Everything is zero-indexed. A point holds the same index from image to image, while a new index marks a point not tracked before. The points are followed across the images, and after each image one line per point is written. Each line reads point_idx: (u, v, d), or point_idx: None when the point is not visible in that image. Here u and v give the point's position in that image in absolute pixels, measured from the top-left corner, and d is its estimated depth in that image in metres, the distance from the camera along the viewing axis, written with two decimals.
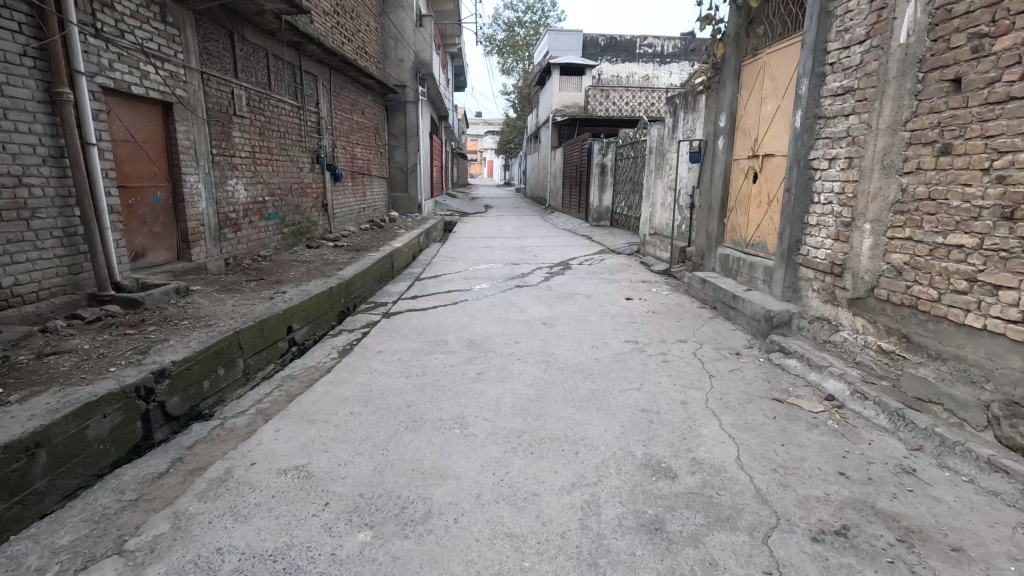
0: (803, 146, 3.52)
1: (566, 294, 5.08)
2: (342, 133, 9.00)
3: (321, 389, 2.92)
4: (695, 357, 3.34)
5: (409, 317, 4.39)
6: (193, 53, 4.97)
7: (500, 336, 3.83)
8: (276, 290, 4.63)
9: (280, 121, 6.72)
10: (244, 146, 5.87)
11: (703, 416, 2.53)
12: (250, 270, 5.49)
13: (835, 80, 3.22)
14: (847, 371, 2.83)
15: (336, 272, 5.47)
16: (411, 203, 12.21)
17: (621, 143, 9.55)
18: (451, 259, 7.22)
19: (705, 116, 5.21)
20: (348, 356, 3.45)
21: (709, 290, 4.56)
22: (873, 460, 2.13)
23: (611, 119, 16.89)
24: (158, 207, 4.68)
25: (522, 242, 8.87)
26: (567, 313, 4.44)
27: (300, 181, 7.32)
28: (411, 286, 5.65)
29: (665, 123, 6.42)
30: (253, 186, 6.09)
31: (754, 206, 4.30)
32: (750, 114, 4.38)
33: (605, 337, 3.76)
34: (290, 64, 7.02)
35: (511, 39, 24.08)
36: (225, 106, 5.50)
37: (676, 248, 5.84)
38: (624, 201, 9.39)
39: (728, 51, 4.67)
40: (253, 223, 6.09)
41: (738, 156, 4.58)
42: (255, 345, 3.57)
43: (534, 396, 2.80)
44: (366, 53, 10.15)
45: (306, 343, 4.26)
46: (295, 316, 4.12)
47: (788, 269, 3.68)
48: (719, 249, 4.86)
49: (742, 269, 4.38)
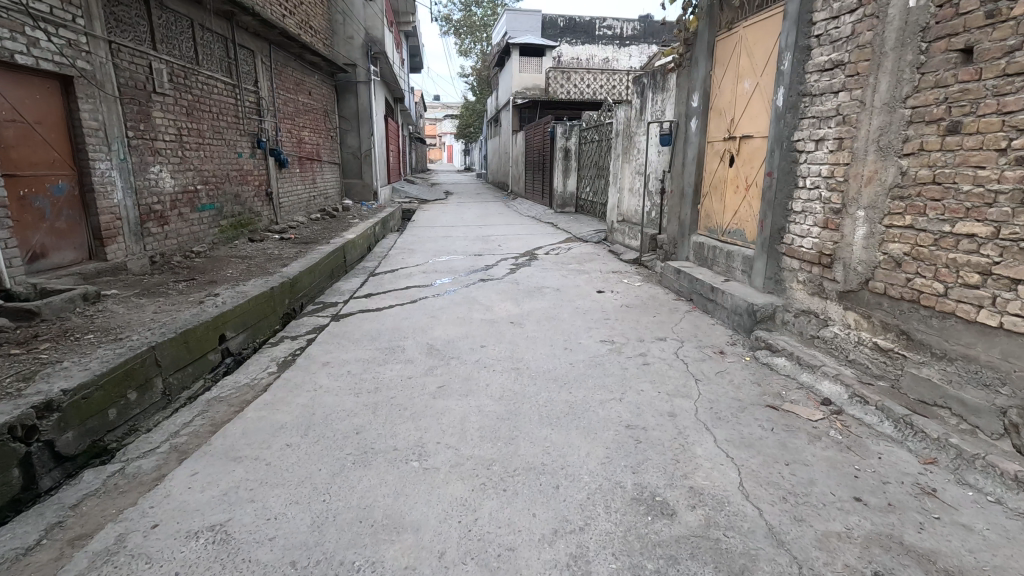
0: (786, 126, 3.27)
1: (535, 288, 4.74)
2: (286, 115, 8.28)
3: (253, 415, 2.47)
4: (677, 358, 3.07)
5: (362, 319, 3.94)
6: (98, 19, 4.28)
7: (464, 339, 3.45)
8: (207, 293, 4.08)
9: (212, 99, 6.02)
10: (168, 129, 5.20)
11: (695, 431, 2.25)
12: (180, 270, 4.89)
13: (822, 54, 2.97)
14: (842, 372, 2.61)
15: (279, 270, 4.93)
16: (367, 191, 11.55)
17: (585, 126, 9.24)
18: (409, 251, 6.74)
19: (676, 96, 4.92)
20: (287, 371, 2.99)
21: (685, 281, 4.32)
22: (888, 479, 1.89)
23: (573, 102, 16.52)
24: (60, 200, 4.02)
25: (485, 231, 8.46)
26: (537, 309, 4.10)
27: (238, 168, 6.65)
28: (365, 282, 5.18)
29: (632, 104, 6.12)
30: (182, 173, 5.42)
31: (730, 191, 4.06)
32: (725, 93, 4.12)
33: (579, 337, 3.45)
34: (222, 36, 6.29)
35: (468, 19, 23.23)
36: (142, 82, 4.82)
37: (647, 236, 5.59)
38: (590, 186, 9.10)
39: (701, 25, 4.37)
40: (183, 216, 5.44)
41: (713, 138, 4.32)
42: (178, 361, 3.06)
43: (504, 414, 2.45)
44: (311, 28, 9.39)
45: (244, 353, 3.75)
46: (230, 323, 3.62)
47: (770, 260, 3.45)
48: (693, 238, 4.62)
49: (719, 259, 4.15)
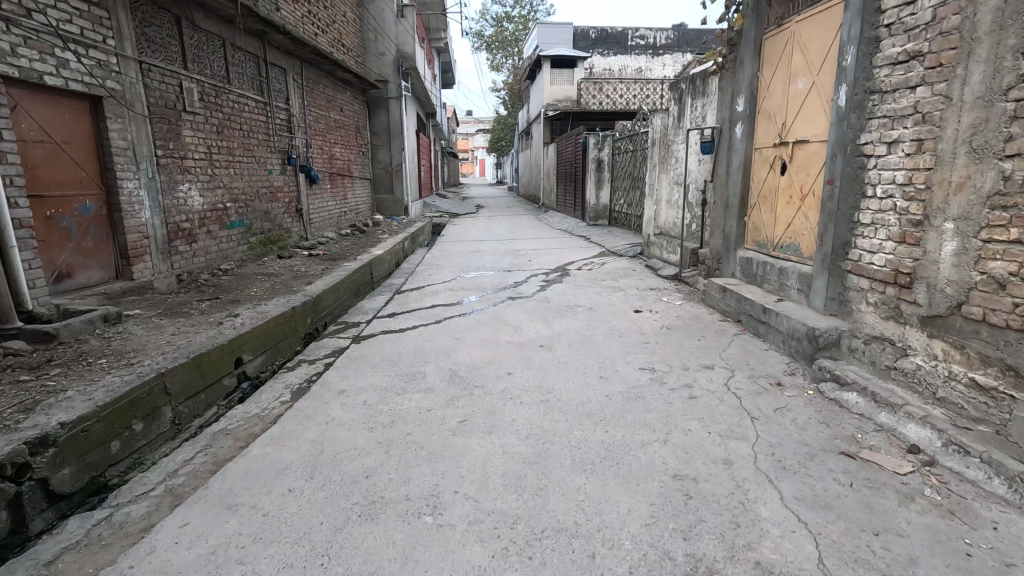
0: (850, 128, 2.91)
1: (566, 307, 4.44)
2: (318, 132, 8.32)
3: (257, 452, 2.27)
4: (728, 391, 2.72)
5: (383, 341, 3.74)
6: (129, 39, 4.30)
7: (490, 365, 3.19)
8: (228, 313, 3.97)
9: (243, 117, 6.05)
10: (198, 148, 5.21)
11: (756, 484, 1.91)
12: (205, 288, 4.83)
13: (894, 45, 2.61)
14: (931, 413, 2.22)
15: (303, 288, 4.82)
16: (398, 206, 11.55)
17: (618, 137, 8.96)
18: (436, 267, 6.57)
19: (718, 100, 4.59)
20: (300, 401, 2.79)
21: (731, 300, 3.95)
22: (1013, 560, 1.50)
23: (605, 112, 16.24)
24: (87, 219, 4.02)
25: (515, 245, 8.23)
26: (569, 331, 3.81)
27: (269, 185, 6.66)
28: (389, 301, 5.01)
29: (669, 111, 5.80)
30: (211, 191, 5.42)
31: (783, 202, 3.69)
32: (775, 95, 3.76)
33: (615, 364, 3.13)
34: (253, 55, 6.34)
35: (500, 34, 23.36)
36: (172, 101, 4.83)
37: (687, 251, 5.23)
38: (624, 198, 8.77)
39: (747, 23, 4.04)
40: (212, 233, 5.42)
41: (761, 144, 3.96)
42: (190, 388, 2.92)
43: (531, 457, 2.16)
44: (343, 46, 9.49)
45: (261, 376, 3.60)
46: (247, 346, 3.48)
47: (832, 278, 3.07)
48: (740, 252, 4.25)
49: (771, 276, 3.77)
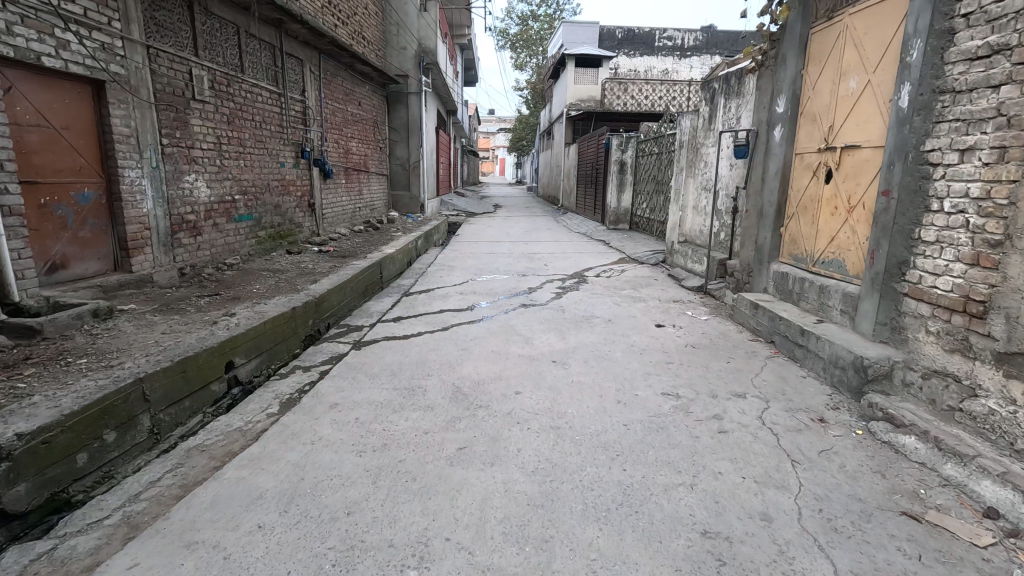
0: (912, 133, 2.57)
1: (582, 318, 4.14)
2: (334, 125, 8.16)
3: (231, 475, 2.04)
4: (764, 426, 2.40)
5: (385, 349, 3.51)
6: (136, 22, 4.14)
7: (497, 382, 2.92)
8: (225, 312, 3.77)
9: (256, 108, 5.89)
10: (207, 138, 5.05)
11: (802, 551, 1.61)
12: (208, 283, 4.67)
13: (972, 37, 2.28)
14: (1010, 469, 1.88)
15: (307, 287, 4.62)
16: (413, 203, 11.35)
17: (643, 138, 8.63)
18: (449, 268, 6.33)
19: (755, 100, 4.25)
20: (287, 416, 2.56)
21: (764, 319, 3.61)
22: None
23: (629, 114, 15.85)
24: (85, 209, 3.86)
25: (531, 248, 7.94)
26: (584, 346, 3.51)
27: (281, 178, 6.49)
28: (396, 303, 4.78)
29: (699, 112, 5.48)
30: (219, 182, 5.26)
31: (826, 213, 3.35)
32: (822, 96, 3.42)
33: (635, 388, 2.83)
34: (269, 44, 6.18)
35: (525, 32, 23.09)
36: (181, 89, 4.67)
37: (714, 261, 4.90)
38: (646, 203, 8.42)
39: (792, 17, 3.70)
40: (218, 226, 5.26)
41: (803, 149, 3.62)
42: (172, 394, 2.71)
43: (537, 498, 1.89)
44: (364, 39, 9.34)
45: (255, 381, 3.39)
46: (240, 348, 3.27)
47: (883, 300, 2.74)
48: (774, 266, 3.91)
49: (809, 294, 3.44)
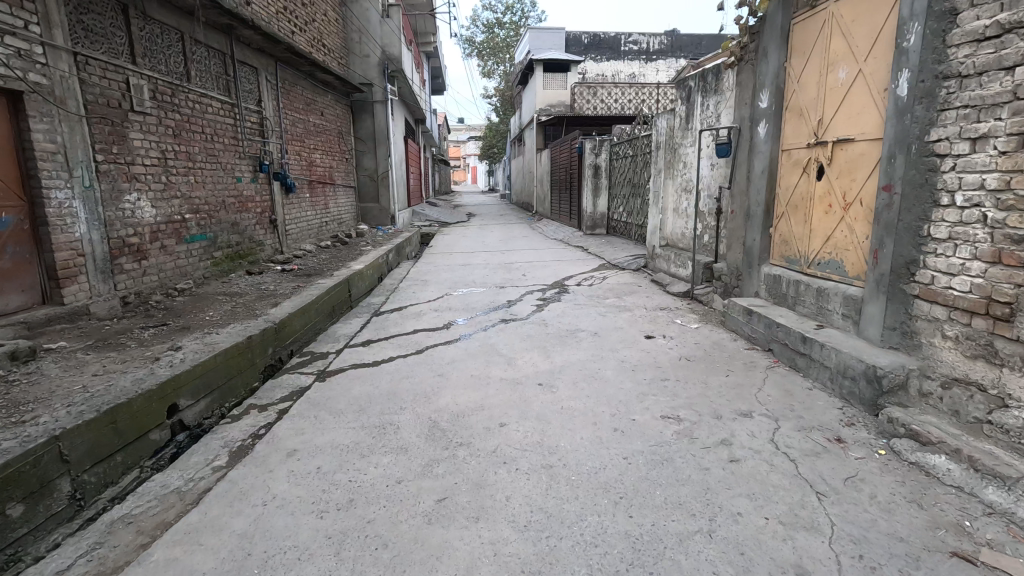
0: (915, 123, 2.39)
1: (567, 333, 3.88)
2: (295, 136, 7.75)
3: (162, 555, 1.68)
4: (778, 450, 2.16)
5: (353, 379, 3.16)
6: (59, 27, 3.72)
7: (479, 413, 2.62)
8: (171, 345, 3.37)
9: (206, 119, 5.47)
10: (149, 153, 4.62)
11: None
12: (154, 312, 4.24)
13: (978, 17, 2.10)
14: None
15: (267, 311, 4.23)
16: (384, 215, 10.96)
17: (617, 141, 8.48)
18: (423, 283, 5.99)
19: (736, 96, 4.07)
20: (236, 469, 2.20)
21: (759, 325, 3.41)
22: None
23: (600, 118, 15.76)
24: (3, 236, 3.41)
25: (508, 257, 7.67)
26: (571, 364, 3.24)
27: (237, 194, 6.06)
28: (367, 324, 4.43)
29: (675, 112, 5.32)
30: (166, 200, 4.83)
31: (820, 211, 3.17)
32: (808, 89, 3.25)
33: (632, 413, 2.57)
34: (218, 51, 5.77)
35: (491, 40, 22.97)
36: (117, 100, 4.25)
37: (699, 265, 4.70)
38: (623, 207, 8.26)
39: (772, 7, 3.53)
40: (166, 248, 4.83)
41: (790, 144, 3.45)
42: (98, 451, 2.30)
43: (533, 563, 1.59)
44: (325, 46, 8.97)
45: (204, 424, 3.00)
46: (185, 389, 2.87)
47: (891, 303, 2.55)
48: (765, 269, 3.72)
49: (806, 298, 3.25)
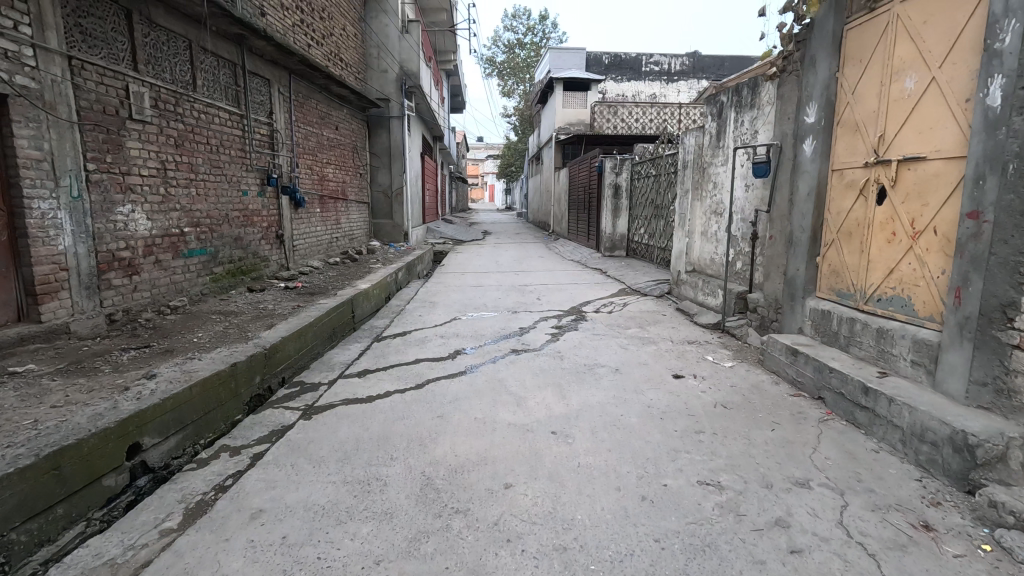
0: (1013, 138, 1.99)
1: (584, 368, 3.48)
2: (308, 149, 7.57)
3: None
4: (850, 539, 1.72)
5: (342, 417, 2.81)
6: (53, 29, 3.52)
7: (480, 468, 2.23)
8: (147, 371, 3.05)
9: (212, 129, 5.28)
10: (147, 163, 4.40)
11: None
12: (141, 332, 3.96)
13: None
14: None
15: (259, 334, 3.92)
16: (397, 232, 10.73)
17: (639, 160, 8.16)
18: (431, 305, 5.65)
19: (778, 111, 3.70)
20: (186, 535, 1.84)
21: (807, 368, 2.97)
22: None
23: (620, 137, 15.47)
24: None
25: (523, 278, 7.32)
26: (589, 409, 2.84)
27: (242, 207, 5.83)
28: (366, 350, 4.09)
29: (705, 129, 4.96)
30: (163, 212, 4.59)
31: (881, 240, 2.75)
32: (865, 101, 2.86)
33: (662, 476, 2.15)
34: (228, 61, 5.61)
35: (512, 60, 23.10)
36: (114, 107, 4.04)
37: (731, 295, 4.28)
38: (645, 229, 7.88)
39: (821, 12, 3.17)
40: (161, 263, 4.59)
41: (842, 164, 3.05)
42: (33, 504, 1.96)
43: None
44: (342, 61, 8.86)
45: (172, 465, 2.65)
46: (151, 426, 2.54)
47: (980, 353, 2.11)
48: (811, 302, 3.30)
49: (864, 339, 2.81)
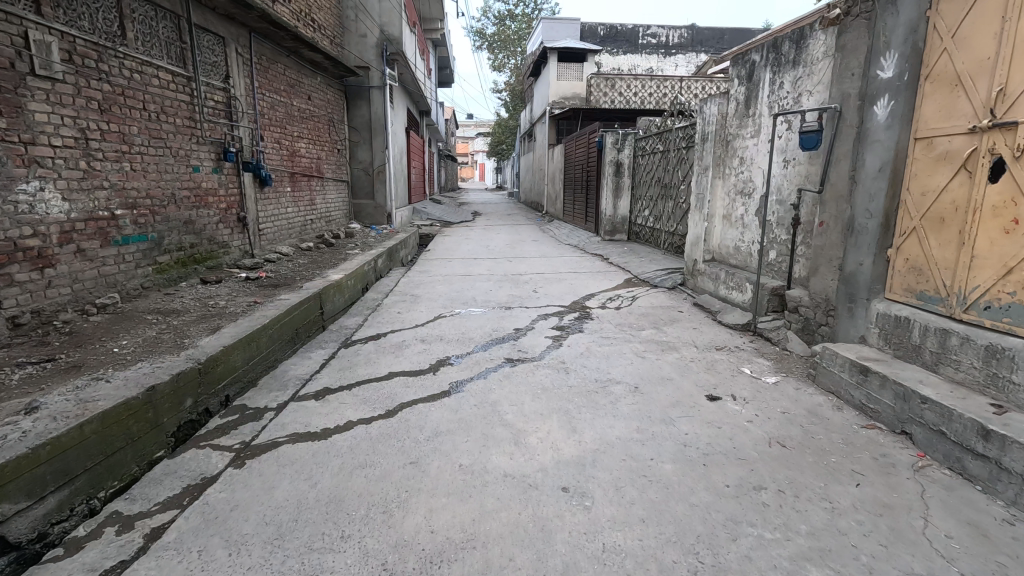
0: None
1: (596, 387, 2.81)
2: (275, 119, 6.73)
3: None
4: None
5: (287, 464, 2.13)
6: None
7: (468, 557, 1.57)
8: (30, 401, 2.33)
9: (149, 92, 4.46)
10: (60, 131, 3.60)
11: None
12: (50, 340, 3.21)
13: None
14: None
15: (198, 342, 3.19)
16: (380, 213, 9.92)
17: (643, 135, 7.40)
18: (413, 299, 4.95)
19: (836, 66, 2.99)
20: None
21: (884, 394, 2.32)
22: None
23: (618, 112, 14.62)
24: None
25: (516, 265, 6.62)
26: (609, 451, 2.17)
27: (192, 185, 5.03)
28: (330, 360, 3.40)
29: (730, 95, 4.25)
30: (84, 192, 3.81)
31: (994, 228, 2.09)
32: (974, 46, 2.17)
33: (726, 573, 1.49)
34: (171, 12, 4.75)
35: (503, 32, 21.93)
36: (7, 58, 3.23)
37: (766, 291, 3.62)
38: (650, 211, 7.18)
39: None
40: (85, 253, 3.81)
41: (931, 129, 2.37)
42: None
43: None
44: (314, 21, 7.96)
45: (50, 535, 1.96)
46: (13, 488, 1.83)
47: None
48: (880, 305, 2.65)
49: (965, 357, 2.17)
